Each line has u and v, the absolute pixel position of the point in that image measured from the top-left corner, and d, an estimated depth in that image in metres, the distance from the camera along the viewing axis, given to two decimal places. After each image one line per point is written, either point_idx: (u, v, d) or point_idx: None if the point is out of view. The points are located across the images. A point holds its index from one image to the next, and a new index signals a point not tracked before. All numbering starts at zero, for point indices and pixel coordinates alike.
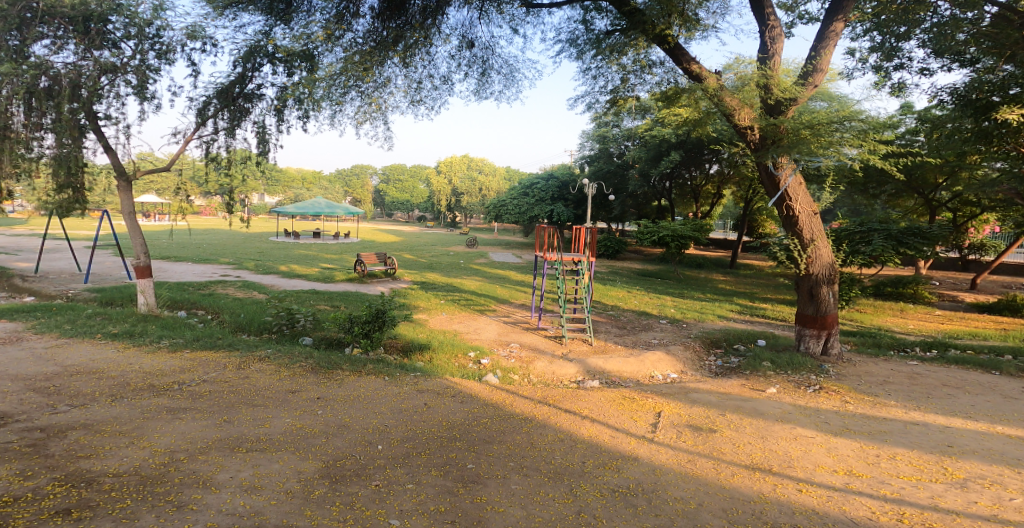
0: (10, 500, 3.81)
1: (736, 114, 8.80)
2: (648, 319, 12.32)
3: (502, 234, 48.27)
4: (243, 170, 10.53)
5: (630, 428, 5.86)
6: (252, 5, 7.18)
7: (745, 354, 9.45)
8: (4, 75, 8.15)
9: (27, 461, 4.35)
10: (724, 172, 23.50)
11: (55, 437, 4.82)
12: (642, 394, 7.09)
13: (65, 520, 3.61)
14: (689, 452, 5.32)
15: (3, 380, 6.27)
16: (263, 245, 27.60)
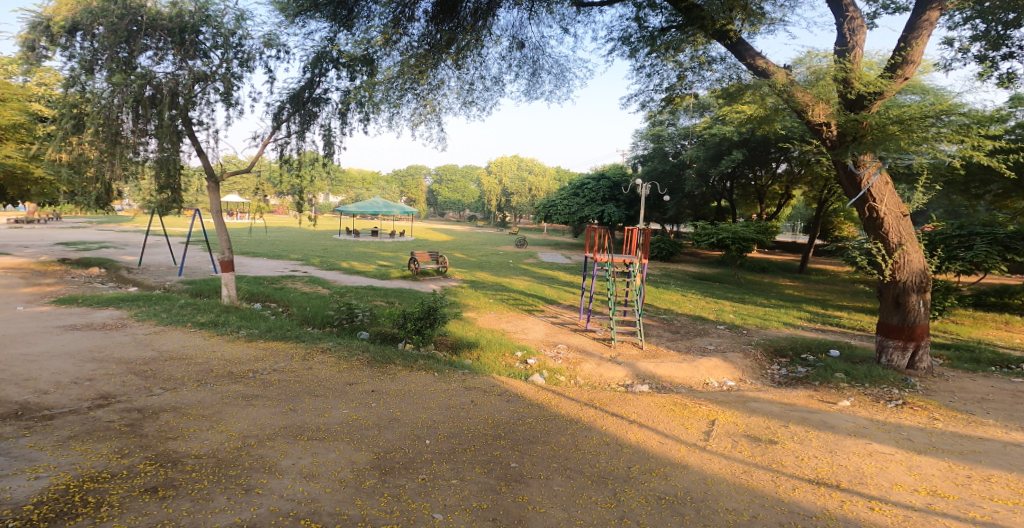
0: (109, 476, 4.14)
1: (810, 111, 8.37)
2: (704, 324, 11.95)
3: (553, 234, 48.03)
4: (312, 171, 11.04)
5: (680, 435, 5.70)
6: (317, 12, 7.50)
7: (815, 364, 9.00)
8: (116, 85, 8.94)
9: (125, 440, 4.76)
10: (793, 171, 22.33)
11: (148, 418, 5.25)
12: (694, 400, 6.89)
13: (152, 497, 3.91)
14: (745, 462, 5.12)
15: (108, 363, 6.91)
16: (327, 242, 28.91)
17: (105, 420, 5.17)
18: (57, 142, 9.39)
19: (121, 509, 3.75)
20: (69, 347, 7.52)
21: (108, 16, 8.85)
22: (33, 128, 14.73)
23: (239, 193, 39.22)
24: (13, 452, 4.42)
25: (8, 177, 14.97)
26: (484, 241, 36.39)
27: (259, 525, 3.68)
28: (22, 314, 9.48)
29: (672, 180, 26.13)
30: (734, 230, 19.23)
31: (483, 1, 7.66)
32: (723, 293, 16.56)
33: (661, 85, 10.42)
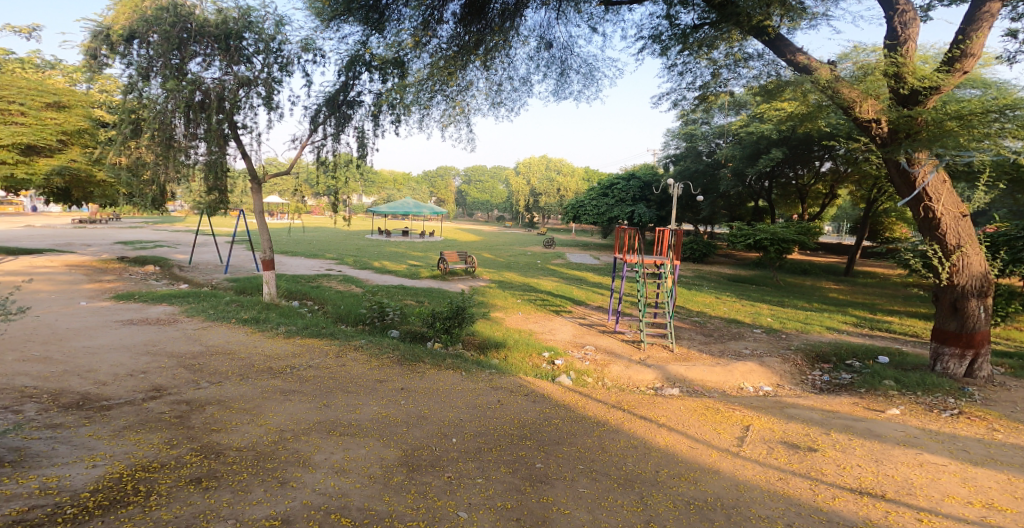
0: (158, 465, 4.32)
1: (858, 106, 8.16)
2: (739, 327, 11.67)
3: (581, 234, 47.75)
4: (346, 173, 11.28)
5: (712, 440, 5.58)
6: (351, 16, 7.66)
7: (861, 371, 8.66)
8: (170, 91, 9.31)
9: (174, 431, 4.97)
10: (839, 170, 21.53)
11: (195, 411, 5.47)
12: (727, 405, 6.74)
13: (196, 488, 4.05)
14: (782, 470, 4.98)
15: (160, 356, 7.23)
16: (360, 242, 29.46)
17: (156, 412, 5.41)
18: (117, 146, 9.79)
19: (168, 498, 3.89)
20: (125, 341, 7.92)
21: (161, 24, 9.24)
22: (95, 132, 15.44)
23: (276, 195, 40.40)
24: (74, 440, 4.65)
25: (73, 180, 15.84)
26: (512, 241, 36.47)
27: (294, 517, 3.77)
28: (83, 309, 10.01)
29: (705, 181, 25.34)
30: (773, 231, 18.68)
31: (511, 2, 7.69)
32: (760, 296, 16.13)
33: (694, 83, 10.23)
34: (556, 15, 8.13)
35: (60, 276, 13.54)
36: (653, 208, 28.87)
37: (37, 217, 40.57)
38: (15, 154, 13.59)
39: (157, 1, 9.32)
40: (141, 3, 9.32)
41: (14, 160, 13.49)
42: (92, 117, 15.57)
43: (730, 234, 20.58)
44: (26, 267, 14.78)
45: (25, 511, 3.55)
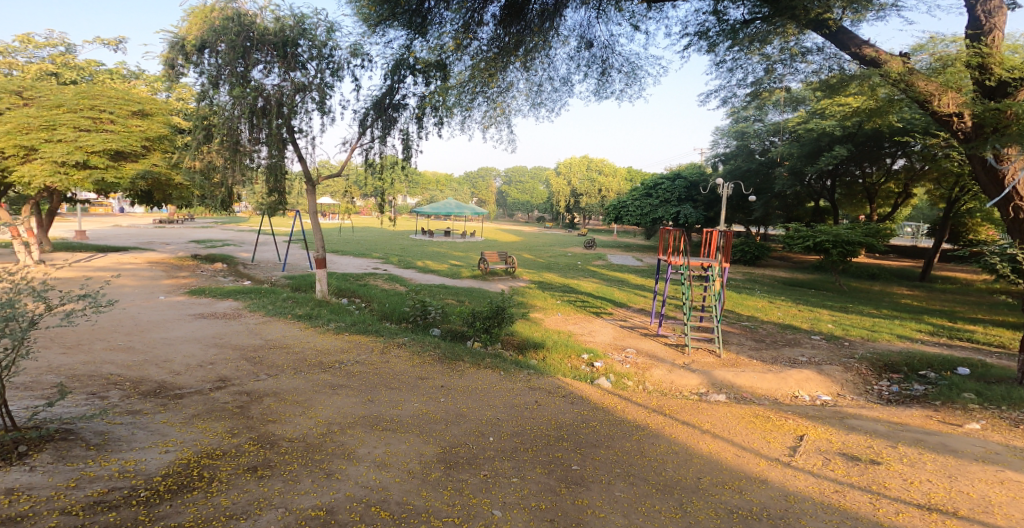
0: (220, 453, 4.57)
1: (936, 99, 7.86)
2: (795, 333, 11.17)
3: (624, 236, 46.48)
4: (392, 175, 11.58)
5: (761, 448, 5.38)
6: (395, 21, 7.85)
7: (937, 383, 8.10)
8: (236, 98, 9.85)
9: (236, 421, 5.26)
10: (913, 166, 20.29)
11: (254, 401, 5.76)
12: (779, 413, 6.46)
13: (252, 476, 4.26)
14: (839, 482, 4.74)
15: (226, 349, 7.67)
16: (404, 242, 30.08)
17: (221, 402, 5.74)
18: (191, 151, 10.38)
19: (227, 485, 4.11)
20: (196, 333, 8.44)
21: (228, 34, 9.77)
22: (173, 138, 16.29)
23: (328, 197, 41.75)
24: (149, 426, 4.99)
25: (154, 184, 16.97)
26: (553, 242, 36.30)
27: (338, 508, 3.90)
28: (161, 302, 10.75)
29: (759, 179, 24.72)
30: (836, 233, 17.75)
31: (550, 2, 7.70)
32: (818, 301, 15.37)
33: (746, 79, 9.89)
34: (597, 15, 8.05)
35: (142, 272, 14.61)
36: (701, 208, 28.06)
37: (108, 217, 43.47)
38: (106, 159, 14.37)
39: (224, 11, 9.84)
40: (211, 13, 9.83)
41: (104, 164, 14.22)
42: (170, 124, 16.66)
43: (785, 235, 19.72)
44: (113, 263, 16.02)
45: (105, 492, 3.82)
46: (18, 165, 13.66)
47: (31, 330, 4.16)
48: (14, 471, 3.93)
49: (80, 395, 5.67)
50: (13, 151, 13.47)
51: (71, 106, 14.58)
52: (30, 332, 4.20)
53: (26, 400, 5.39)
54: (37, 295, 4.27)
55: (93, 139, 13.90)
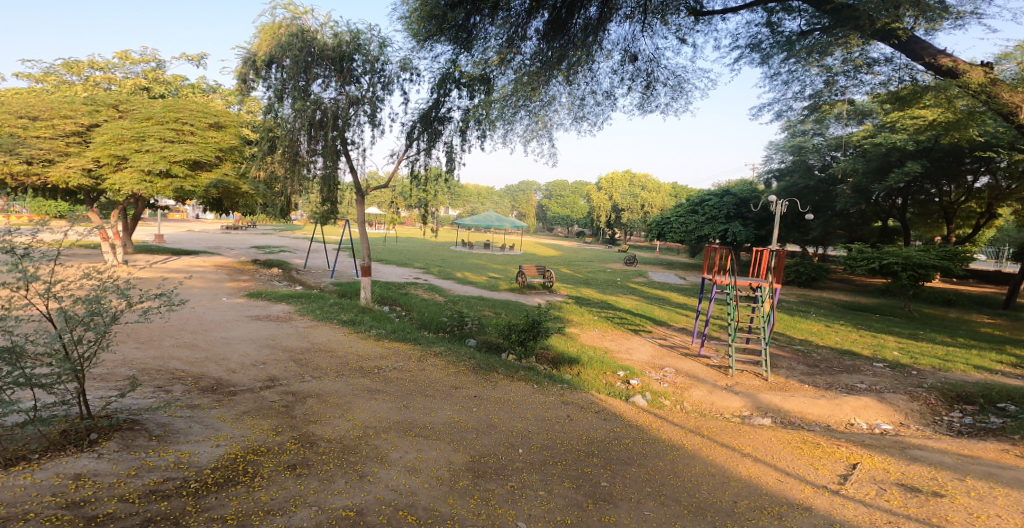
0: (265, 450, 4.78)
1: (1022, 112, 7.62)
2: (854, 360, 10.54)
3: (666, 253, 45.15)
4: (436, 187, 11.86)
5: (807, 475, 5.12)
6: (442, 36, 8.12)
7: (1016, 417, 7.44)
8: (298, 110, 10.39)
9: (281, 419, 5.49)
10: (999, 185, 19.05)
11: (298, 401, 6.00)
12: (830, 440, 6.12)
13: (291, 473, 4.43)
14: (893, 513, 4.45)
15: (278, 350, 8.03)
16: (445, 253, 30.49)
17: (269, 400, 6.01)
18: (257, 162, 10.99)
19: (268, 481, 4.28)
20: (252, 334, 8.88)
21: (293, 50, 10.37)
22: (243, 149, 17.25)
23: (374, 207, 42.93)
24: (204, 420, 5.28)
25: (225, 192, 18.03)
26: (593, 257, 35.93)
27: (367, 510, 4.00)
28: (224, 304, 11.40)
29: (818, 197, 23.78)
30: (905, 257, 16.68)
31: (594, 16, 7.71)
32: (878, 327, 14.48)
33: (804, 91, 9.57)
34: (642, 28, 8.04)
35: (208, 274, 15.52)
36: (752, 227, 27.11)
37: (172, 223, 46.25)
38: (185, 168, 15.40)
39: (290, 27, 10.43)
40: (278, 30, 10.41)
41: (183, 173, 15.25)
42: (241, 135, 17.70)
43: (847, 257, 18.71)
44: (184, 265, 17.11)
45: (160, 482, 4.07)
46: (110, 173, 14.87)
47: (112, 324, 4.54)
48: (84, 457, 4.25)
49: (147, 387, 6.08)
50: (107, 160, 14.67)
51: (159, 118, 15.73)
52: (110, 327, 4.56)
53: (101, 390, 5.83)
54: (119, 292, 4.63)
55: (176, 149, 14.93)
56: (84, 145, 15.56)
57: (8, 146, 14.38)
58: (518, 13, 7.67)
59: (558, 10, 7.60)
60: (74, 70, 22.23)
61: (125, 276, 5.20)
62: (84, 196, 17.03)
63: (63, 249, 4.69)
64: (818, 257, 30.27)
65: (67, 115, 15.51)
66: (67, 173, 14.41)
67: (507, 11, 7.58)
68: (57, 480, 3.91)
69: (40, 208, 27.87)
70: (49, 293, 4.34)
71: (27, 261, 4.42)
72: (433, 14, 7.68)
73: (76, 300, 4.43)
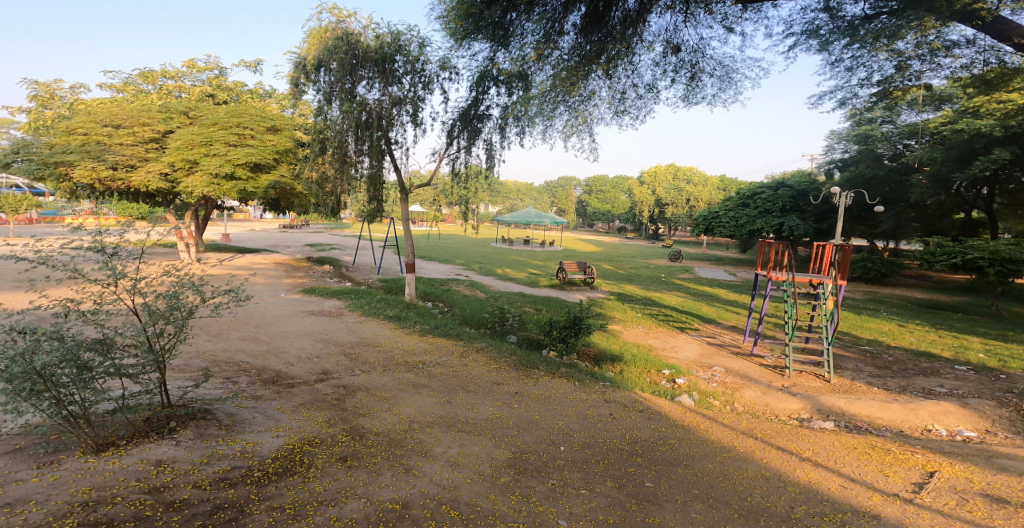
0: (318, 441, 4.96)
1: None
2: (931, 362, 9.87)
3: (714, 249, 43.63)
4: (476, 184, 11.93)
5: (877, 482, 4.86)
6: (479, 34, 8.16)
7: None
8: (345, 112, 10.70)
9: (333, 411, 5.70)
10: None
11: (349, 395, 6.19)
12: (903, 446, 5.76)
13: (342, 465, 4.58)
14: (977, 525, 4.16)
15: (330, 344, 8.32)
16: (486, 250, 30.57)
17: (323, 393, 6.23)
18: (309, 163, 11.41)
19: (322, 472, 4.45)
20: (306, 328, 9.23)
21: (339, 53, 10.66)
22: (297, 151, 17.86)
23: (417, 205, 43.63)
24: (266, 411, 5.55)
25: (281, 192, 18.80)
26: (636, 253, 35.25)
27: (412, 503, 4.10)
28: (281, 299, 11.95)
29: (888, 187, 22.31)
30: (992, 251, 15.42)
31: (633, 7, 7.48)
32: (959, 328, 13.46)
33: (870, 77, 9.03)
34: (684, 18, 7.78)
35: (268, 271, 16.27)
36: (811, 220, 25.80)
37: (229, 223, 48.55)
38: (247, 171, 16.17)
39: (335, 31, 10.71)
40: (325, 34, 10.72)
41: (245, 176, 16.05)
42: (295, 138, 18.35)
43: (922, 251, 17.37)
44: (246, 262, 18.00)
45: (228, 470, 4.30)
46: (184, 176, 15.78)
47: (189, 318, 4.87)
48: (164, 443, 4.55)
49: (217, 378, 6.45)
50: (181, 164, 15.60)
51: (223, 123, 16.50)
52: (187, 321, 4.88)
53: (178, 380, 6.23)
54: (194, 288, 4.94)
55: (239, 152, 15.67)
56: (161, 151, 16.60)
57: (96, 153, 15.52)
58: (554, 8, 7.57)
59: (595, 3, 7.44)
60: (149, 79, 23.68)
61: (199, 273, 5.53)
62: (161, 198, 18.19)
63: (147, 248, 5.03)
64: (887, 251, 28.53)
65: (145, 123, 16.54)
66: (147, 178, 15.42)
67: (543, 6, 7.51)
68: (141, 466, 4.21)
69: (125, 210, 29.92)
70: (135, 288, 4.68)
71: (116, 259, 4.76)
72: (470, 12, 7.69)
73: (158, 295, 4.75)
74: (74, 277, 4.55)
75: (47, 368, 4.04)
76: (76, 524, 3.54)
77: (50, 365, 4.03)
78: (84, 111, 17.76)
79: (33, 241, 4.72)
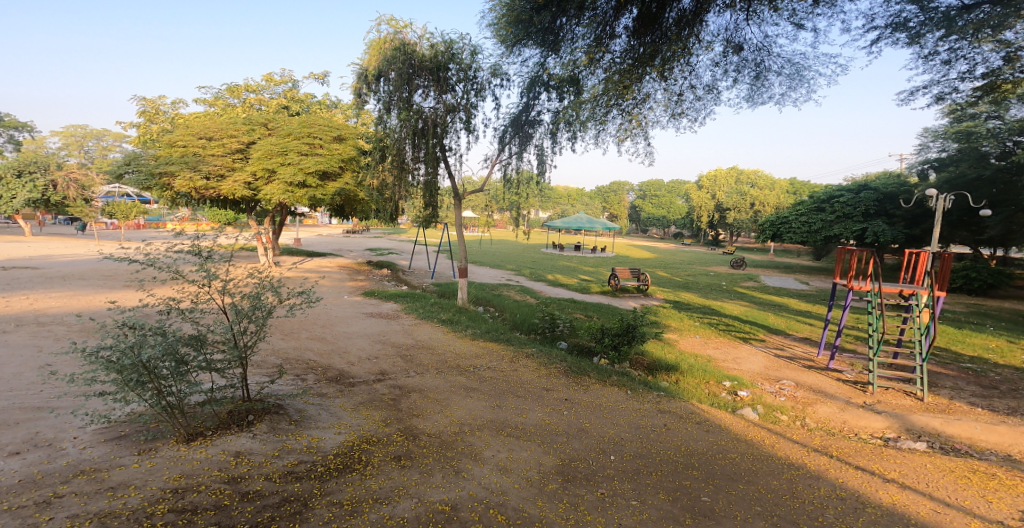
0: (375, 440, 5.11)
1: None
2: None
3: (780, 256, 41.44)
4: (528, 190, 11.96)
5: (976, 509, 4.49)
6: (530, 40, 8.24)
7: None
8: (403, 121, 11.03)
9: (390, 411, 5.85)
10: None
11: (404, 395, 6.36)
12: (1008, 471, 5.25)
13: (396, 464, 4.69)
14: None
15: (388, 345, 8.58)
16: (538, 256, 30.47)
17: (380, 393, 6.42)
18: (370, 170, 11.81)
19: (377, 470, 4.58)
20: (367, 330, 9.55)
21: (397, 63, 10.97)
22: (360, 159, 18.47)
23: (471, 210, 44.26)
24: (330, 408, 5.79)
25: (346, 199, 19.57)
26: (695, 260, 34.19)
27: (461, 506, 4.14)
28: (344, 301, 12.46)
29: (996, 189, 19.95)
30: None
31: (690, 7, 7.28)
32: None
33: (973, 71, 8.38)
34: (746, 16, 7.49)
35: (333, 274, 16.96)
36: (900, 225, 23.73)
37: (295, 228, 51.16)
38: (316, 179, 16.98)
39: (393, 42, 11.03)
40: (384, 45, 11.05)
41: (315, 183, 16.88)
42: (358, 147, 19.04)
43: None
44: (314, 265, 18.85)
45: (295, 464, 4.51)
46: (264, 185, 16.82)
47: (269, 317, 5.16)
48: (243, 436, 4.83)
49: (289, 376, 6.78)
50: (261, 173, 16.62)
51: (297, 133, 17.37)
52: (267, 320, 5.17)
53: (255, 376, 6.61)
54: (274, 289, 5.25)
55: (310, 161, 16.48)
56: (245, 161, 17.73)
57: (193, 164, 16.84)
58: (605, 11, 7.47)
59: (648, 5, 7.31)
60: (235, 93, 25.37)
61: (277, 275, 5.87)
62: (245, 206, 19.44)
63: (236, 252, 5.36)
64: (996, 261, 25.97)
65: (232, 135, 17.67)
66: (233, 186, 16.57)
67: (593, 10, 7.42)
68: (223, 456, 4.48)
69: (215, 217, 32.10)
70: (224, 289, 5.02)
71: (209, 263, 5.10)
72: (521, 18, 7.81)
73: (242, 295, 5.09)
74: (175, 278, 4.92)
75: (151, 361, 4.37)
76: (167, 510, 3.82)
77: (154, 359, 4.36)
78: (181, 125, 19.32)
79: (142, 245, 5.13)
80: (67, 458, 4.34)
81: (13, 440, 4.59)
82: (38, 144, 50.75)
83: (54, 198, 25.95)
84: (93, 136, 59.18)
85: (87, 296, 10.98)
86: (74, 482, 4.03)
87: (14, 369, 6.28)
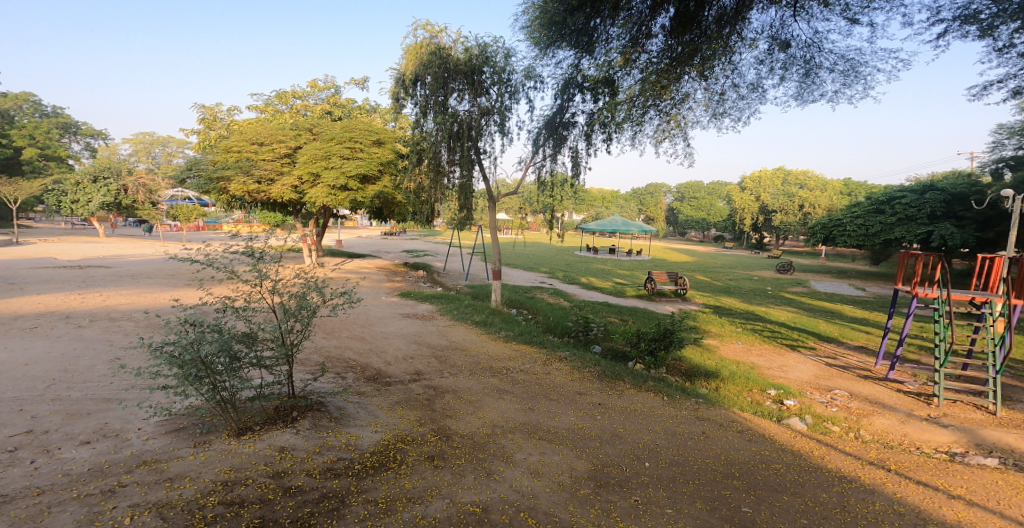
0: (408, 439, 5.17)
1: None
2: None
3: (830, 260, 39.70)
4: (562, 192, 11.91)
5: None
6: (564, 41, 8.23)
7: None
8: (439, 124, 11.16)
9: (424, 412, 5.91)
10: None
11: (438, 396, 6.42)
12: None
13: (429, 464, 4.73)
14: None
15: (423, 346, 8.68)
16: (574, 258, 30.23)
17: (415, 392, 6.50)
18: (407, 173, 11.99)
19: (411, 469, 4.63)
20: (404, 330, 9.69)
21: (433, 67, 11.10)
22: (398, 162, 18.63)
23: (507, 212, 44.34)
24: (368, 407, 5.89)
25: (385, 202, 19.92)
26: (736, 263, 33.20)
27: (492, 508, 4.14)
28: (383, 301, 12.70)
29: None
30: None
31: (731, 5, 7.13)
32: None
33: None
34: (793, 12, 7.27)
35: (372, 275, 17.30)
36: (969, 228, 22.08)
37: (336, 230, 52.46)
38: (357, 183, 17.33)
39: (429, 46, 11.17)
40: (420, 49, 11.19)
41: (357, 187, 17.25)
42: (397, 150, 19.29)
43: None
44: (354, 267, 19.28)
45: (334, 461, 4.61)
46: (308, 188, 17.33)
47: (314, 316, 5.29)
48: (287, 432, 4.97)
49: (330, 374, 6.93)
50: (306, 177, 17.11)
51: (339, 138, 17.81)
52: (312, 319, 5.30)
53: (298, 373, 6.79)
54: (318, 290, 5.38)
55: (352, 165, 16.84)
56: (293, 165, 18.28)
57: (246, 168, 17.60)
58: (640, 11, 7.37)
59: (686, 4, 7.15)
60: (283, 100, 26.25)
61: (322, 277, 6.00)
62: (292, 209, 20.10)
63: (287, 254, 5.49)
64: None
65: (281, 140, 18.25)
66: (281, 190, 17.13)
67: (628, 10, 7.33)
68: (269, 451, 4.62)
69: (265, 219, 33.25)
70: (273, 289, 5.17)
71: (262, 263, 5.26)
72: (554, 20, 7.80)
73: (290, 295, 5.24)
74: (230, 277, 5.10)
75: (208, 357, 4.54)
76: (217, 502, 3.95)
77: (210, 355, 4.54)
78: (234, 131, 20.16)
79: (201, 247, 5.34)
80: (132, 448, 4.56)
81: (85, 429, 4.86)
82: (109, 150, 53.95)
83: (125, 201, 27.42)
84: (159, 143, 62.32)
85: (151, 293, 11.59)
86: (137, 471, 4.23)
87: (88, 361, 6.68)
